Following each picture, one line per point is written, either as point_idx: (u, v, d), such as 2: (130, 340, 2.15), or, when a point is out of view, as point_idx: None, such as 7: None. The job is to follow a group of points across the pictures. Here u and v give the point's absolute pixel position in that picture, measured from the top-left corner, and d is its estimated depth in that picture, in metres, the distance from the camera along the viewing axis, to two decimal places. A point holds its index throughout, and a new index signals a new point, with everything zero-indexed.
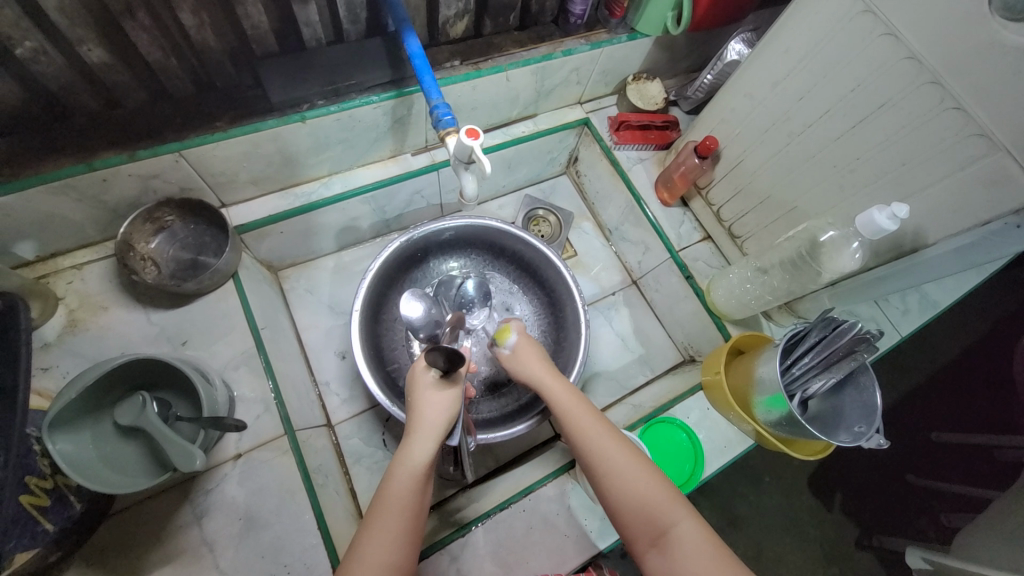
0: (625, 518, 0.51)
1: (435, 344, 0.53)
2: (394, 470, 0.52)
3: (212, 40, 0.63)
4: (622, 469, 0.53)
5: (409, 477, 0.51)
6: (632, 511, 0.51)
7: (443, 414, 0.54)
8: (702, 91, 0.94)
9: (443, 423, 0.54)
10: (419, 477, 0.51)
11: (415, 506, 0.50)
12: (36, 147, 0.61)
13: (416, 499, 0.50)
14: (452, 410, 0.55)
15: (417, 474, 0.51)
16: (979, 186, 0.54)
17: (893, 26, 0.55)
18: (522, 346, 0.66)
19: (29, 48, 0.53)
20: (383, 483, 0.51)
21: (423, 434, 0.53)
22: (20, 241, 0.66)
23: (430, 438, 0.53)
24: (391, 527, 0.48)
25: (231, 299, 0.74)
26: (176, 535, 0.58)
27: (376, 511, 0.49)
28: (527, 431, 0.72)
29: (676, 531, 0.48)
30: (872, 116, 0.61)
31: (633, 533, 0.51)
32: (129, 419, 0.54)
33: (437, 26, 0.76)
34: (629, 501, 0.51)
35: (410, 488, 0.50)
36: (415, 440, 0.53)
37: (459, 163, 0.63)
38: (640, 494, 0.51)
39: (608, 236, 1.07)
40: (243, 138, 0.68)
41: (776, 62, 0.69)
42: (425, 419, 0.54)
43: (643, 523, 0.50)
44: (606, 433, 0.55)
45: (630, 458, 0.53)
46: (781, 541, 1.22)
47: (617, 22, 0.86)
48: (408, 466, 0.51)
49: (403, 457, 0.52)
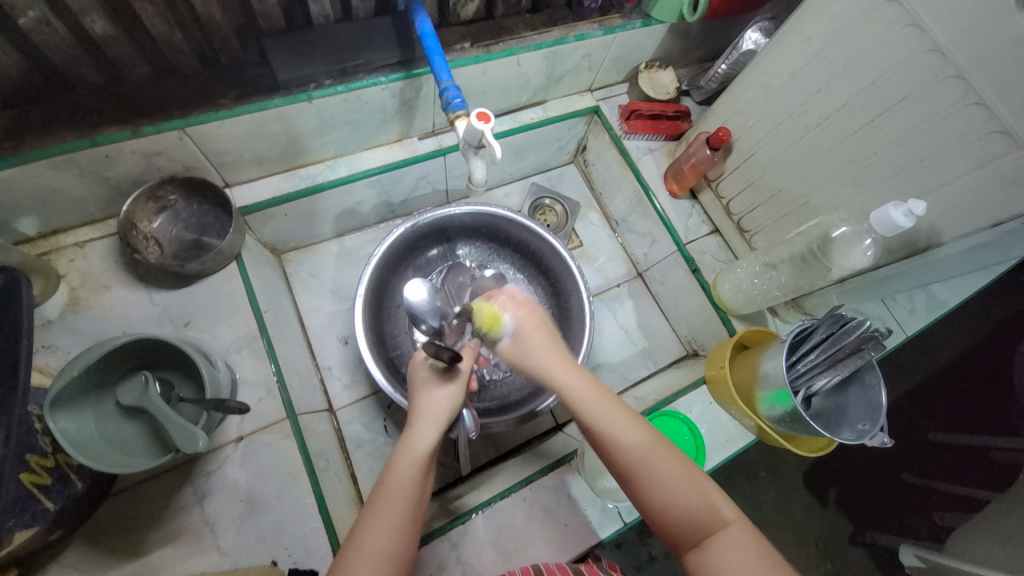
0: (667, 523, 0.49)
1: (430, 340, 0.52)
2: (399, 458, 0.51)
3: (218, 15, 0.61)
4: (661, 468, 0.50)
5: (412, 465, 0.51)
6: (675, 516, 0.49)
7: (444, 406, 0.54)
8: (715, 82, 0.93)
9: (445, 413, 0.54)
10: (422, 466, 0.51)
11: (417, 495, 0.50)
12: (38, 121, 0.60)
13: (417, 488, 0.50)
14: (452, 402, 0.55)
15: (419, 463, 0.51)
16: (998, 185, 0.53)
17: (918, 16, 0.54)
18: (527, 336, 0.55)
19: (31, 18, 0.52)
20: (385, 471, 0.51)
21: (426, 423, 0.53)
22: (22, 217, 0.65)
23: (433, 427, 0.53)
24: (394, 516, 0.48)
25: (234, 281, 0.74)
26: (177, 516, 0.58)
27: (380, 500, 0.49)
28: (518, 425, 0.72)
29: (723, 536, 0.48)
30: (891, 109, 0.59)
31: (673, 534, 0.49)
32: (132, 399, 0.54)
33: (448, 7, 0.74)
34: (671, 507, 0.49)
35: (413, 477, 0.50)
36: (417, 431, 0.53)
37: (469, 147, 0.62)
38: (683, 499, 0.49)
39: (614, 227, 1.06)
40: (249, 116, 0.67)
41: (795, 51, 0.68)
42: (427, 410, 0.54)
43: (687, 527, 0.48)
44: (641, 430, 0.51)
45: (667, 459, 0.50)
46: (776, 535, 1.23)
47: (631, 7, 0.84)
48: (411, 455, 0.51)
49: (405, 446, 0.52)
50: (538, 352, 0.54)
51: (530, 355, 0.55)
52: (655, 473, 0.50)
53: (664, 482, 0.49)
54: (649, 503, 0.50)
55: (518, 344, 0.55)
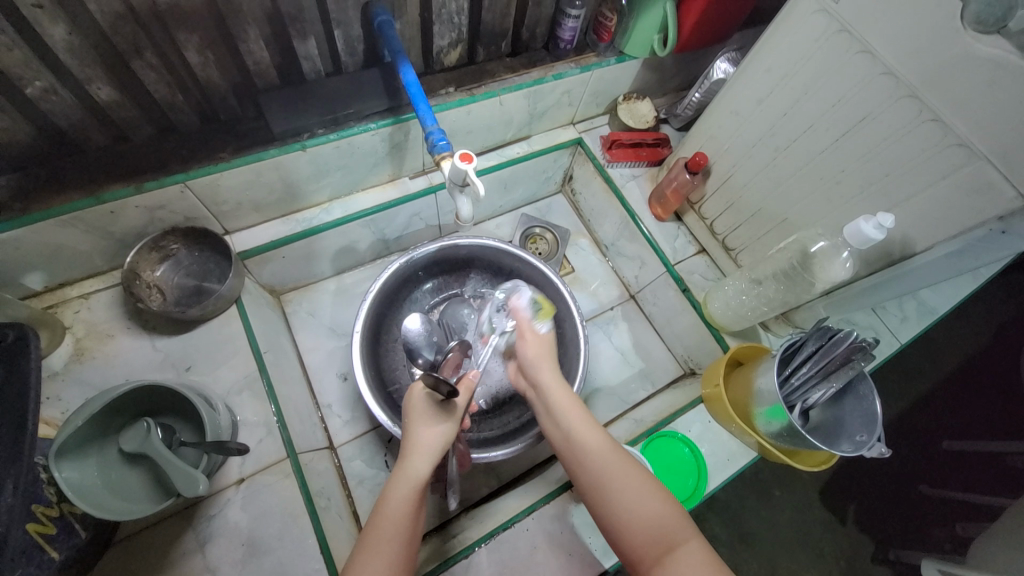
0: (632, 536, 0.51)
1: (428, 371, 0.53)
2: (392, 490, 0.52)
3: (216, 77, 0.65)
4: (627, 484, 0.54)
5: (405, 497, 0.52)
6: (642, 529, 0.51)
7: (438, 439, 0.55)
8: (690, 109, 0.97)
9: (440, 443, 0.55)
10: (415, 499, 0.52)
11: (410, 529, 0.51)
12: (48, 183, 0.63)
13: (410, 521, 0.51)
14: (447, 434, 0.56)
15: (414, 492, 0.52)
16: (962, 194, 0.55)
17: (868, 43, 0.57)
18: (540, 345, 0.68)
19: (39, 87, 0.55)
20: (382, 497, 0.53)
21: (419, 455, 0.54)
22: (30, 273, 0.67)
23: (425, 459, 0.54)
24: (390, 545, 0.49)
25: (235, 323, 0.76)
26: (180, 562, 0.59)
27: (376, 523, 0.51)
28: (502, 459, 0.72)
29: (685, 549, 0.48)
30: (854, 129, 0.62)
31: (637, 552, 0.50)
32: (134, 446, 0.55)
33: (432, 56, 0.79)
34: (636, 521, 0.51)
35: (407, 504, 0.51)
36: (411, 462, 0.54)
37: (455, 186, 0.65)
38: (648, 512, 0.51)
39: (605, 252, 1.09)
40: (246, 167, 0.70)
41: (760, 80, 0.71)
42: (421, 442, 0.54)
43: (652, 540, 0.50)
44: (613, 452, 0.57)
45: (636, 476, 0.54)
46: (794, 556, 1.20)
47: (605, 46, 0.88)
48: (405, 484, 0.52)
49: (399, 477, 0.53)
50: (542, 362, 0.66)
51: (539, 360, 0.67)
52: (620, 487, 0.54)
53: (627, 493, 0.53)
54: (617, 518, 0.53)
55: (531, 343, 0.68)
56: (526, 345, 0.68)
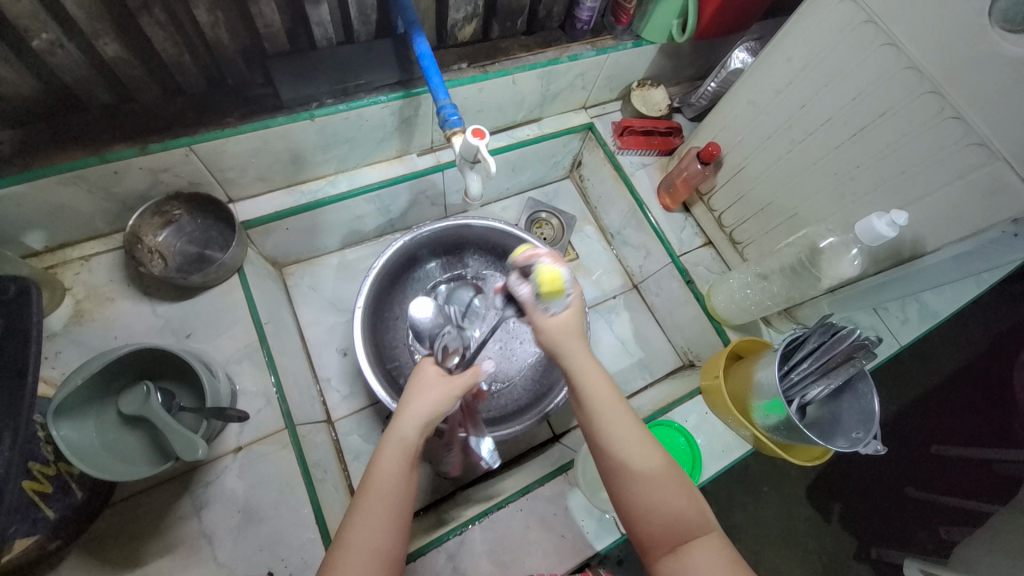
0: (648, 526, 0.49)
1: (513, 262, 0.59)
2: (383, 454, 0.50)
3: (225, 38, 0.64)
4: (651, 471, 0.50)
5: (397, 460, 0.50)
6: (658, 521, 0.49)
7: (427, 408, 0.52)
8: (705, 99, 0.96)
9: (430, 411, 0.52)
10: (407, 460, 0.50)
11: (404, 489, 0.49)
12: (50, 141, 0.62)
13: (403, 483, 0.49)
14: (440, 406, 0.53)
15: (406, 459, 0.50)
16: (979, 194, 0.54)
17: (894, 36, 0.56)
18: (569, 320, 0.55)
19: (46, 40, 0.54)
20: (373, 467, 0.50)
21: (409, 418, 0.52)
22: (30, 231, 0.67)
23: (414, 424, 0.51)
24: (385, 507, 0.48)
25: (237, 292, 0.75)
26: (175, 527, 0.59)
27: (367, 492, 0.49)
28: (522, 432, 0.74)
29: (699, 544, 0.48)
30: (872, 124, 0.62)
31: (648, 538, 0.50)
32: (133, 409, 0.55)
33: (446, 30, 0.77)
34: (656, 512, 0.49)
35: (399, 475, 0.49)
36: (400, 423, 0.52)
37: (466, 163, 0.64)
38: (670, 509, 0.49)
39: (610, 240, 1.08)
40: (253, 134, 0.69)
41: (779, 70, 0.70)
42: (413, 406, 0.53)
43: (664, 529, 0.49)
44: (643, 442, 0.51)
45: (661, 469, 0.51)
46: (778, 552, 1.21)
47: (622, 29, 0.87)
48: (396, 450, 0.50)
49: (390, 441, 0.51)
50: (562, 334, 0.55)
51: (562, 337, 0.55)
52: (647, 484, 0.50)
53: (649, 485, 0.50)
54: (635, 507, 0.50)
55: (569, 315, 0.56)
56: (549, 322, 0.55)
